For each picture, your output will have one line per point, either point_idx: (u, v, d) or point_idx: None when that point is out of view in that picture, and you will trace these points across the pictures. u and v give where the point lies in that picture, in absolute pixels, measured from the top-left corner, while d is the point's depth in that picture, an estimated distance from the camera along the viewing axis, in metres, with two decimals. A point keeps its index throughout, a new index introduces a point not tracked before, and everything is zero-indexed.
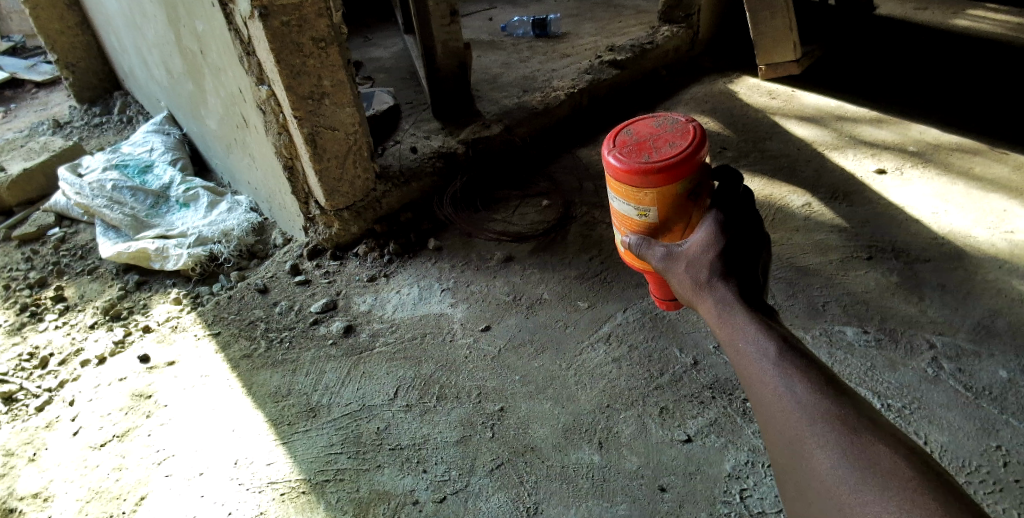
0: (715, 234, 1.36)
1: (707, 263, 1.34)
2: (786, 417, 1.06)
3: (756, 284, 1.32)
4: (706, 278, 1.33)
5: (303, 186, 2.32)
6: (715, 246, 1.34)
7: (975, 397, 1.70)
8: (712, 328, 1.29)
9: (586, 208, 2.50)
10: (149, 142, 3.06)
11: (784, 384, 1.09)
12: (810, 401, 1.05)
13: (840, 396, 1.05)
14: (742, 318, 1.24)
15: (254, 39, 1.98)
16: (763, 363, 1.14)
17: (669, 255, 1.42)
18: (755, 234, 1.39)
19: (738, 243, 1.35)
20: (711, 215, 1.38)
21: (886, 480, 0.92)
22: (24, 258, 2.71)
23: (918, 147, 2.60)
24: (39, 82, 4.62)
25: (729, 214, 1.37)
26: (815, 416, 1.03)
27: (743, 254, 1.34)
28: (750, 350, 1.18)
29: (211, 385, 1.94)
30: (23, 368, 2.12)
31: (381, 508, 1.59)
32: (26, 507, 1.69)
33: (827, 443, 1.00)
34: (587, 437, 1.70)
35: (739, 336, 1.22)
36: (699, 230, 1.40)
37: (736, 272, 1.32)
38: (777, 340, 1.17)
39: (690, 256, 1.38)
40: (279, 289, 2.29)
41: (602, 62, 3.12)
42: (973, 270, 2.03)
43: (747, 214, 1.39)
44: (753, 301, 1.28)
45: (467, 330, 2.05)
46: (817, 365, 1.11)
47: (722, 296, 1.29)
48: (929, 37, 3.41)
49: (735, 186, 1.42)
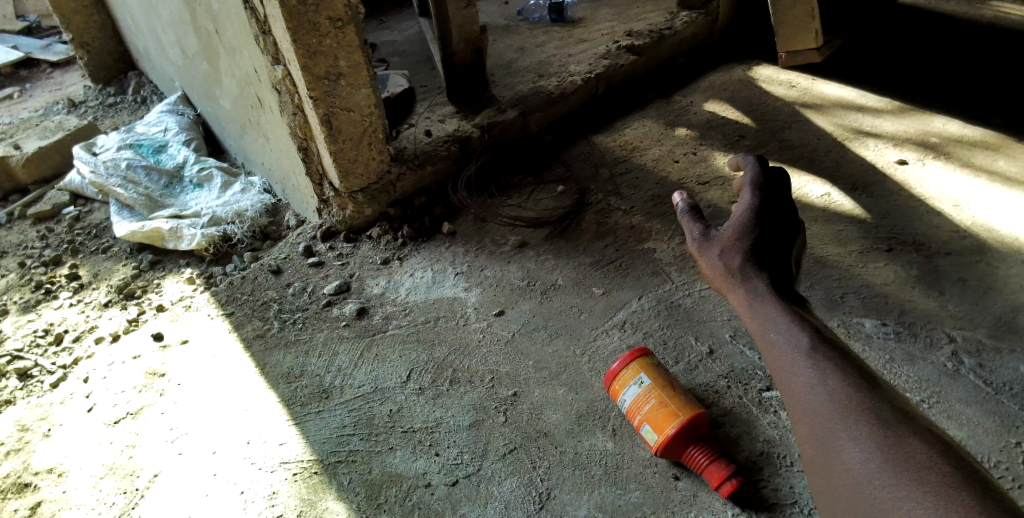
0: (750, 218, 1.35)
1: (741, 250, 1.31)
2: (817, 411, 1.05)
3: (789, 275, 1.30)
4: (739, 263, 1.30)
5: (317, 167, 2.30)
6: (748, 232, 1.32)
7: (994, 393, 1.68)
8: (742, 318, 1.27)
9: (602, 195, 2.48)
10: (163, 122, 3.05)
11: (817, 376, 1.09)
12: (844, 397, 1.04)
13: (873, 391, 1.04)
14: (775, 308, 1.22)
15: (270, 18, 1.96)
16: (794, 356, 1.13)
17: (703, 238, 1.39)
18: (790, 225, 1.37)
19: (772, 233, 1.33)
20: (746, 199, 1.37)
21: (918, 474, 0.90)
22: (38, 235, 2.72)
23: (941, 139, 2.55)
24: (53, 62, 4.63)
25: (765, 200, 1.36)
26: (848, 411, 1.02)
27: (775, 245, 1.32)
28: (781, 341, 1.17)
29: (224, 365, 1.94)
30: (37, 344, 2.13)
31: (393, 490, 1.59)
32: (40, 482, 1.70)
33: (858, 435, 0.99)
34: (601, 424, 1.69)
35: (770, 327, 1.20)
36: (733, 214, 1.38)
37: (768, 260, 1.29)
38: (810, 332, 1.16)
39: (723, 241, 1.35)
40: (292, 270, 2.29)
41: (619, 47, 3.07)
42: (995, 265, 2.00)
43: (783, 207, 1.38)
44: (786, 291, 1.26)
45: (480, 314, 2.04)
46: (849, 358, 1.11)
47: (754, 285, 1.27)
48: (953, 27, 3.34)
49: (775, 175, 1.41)
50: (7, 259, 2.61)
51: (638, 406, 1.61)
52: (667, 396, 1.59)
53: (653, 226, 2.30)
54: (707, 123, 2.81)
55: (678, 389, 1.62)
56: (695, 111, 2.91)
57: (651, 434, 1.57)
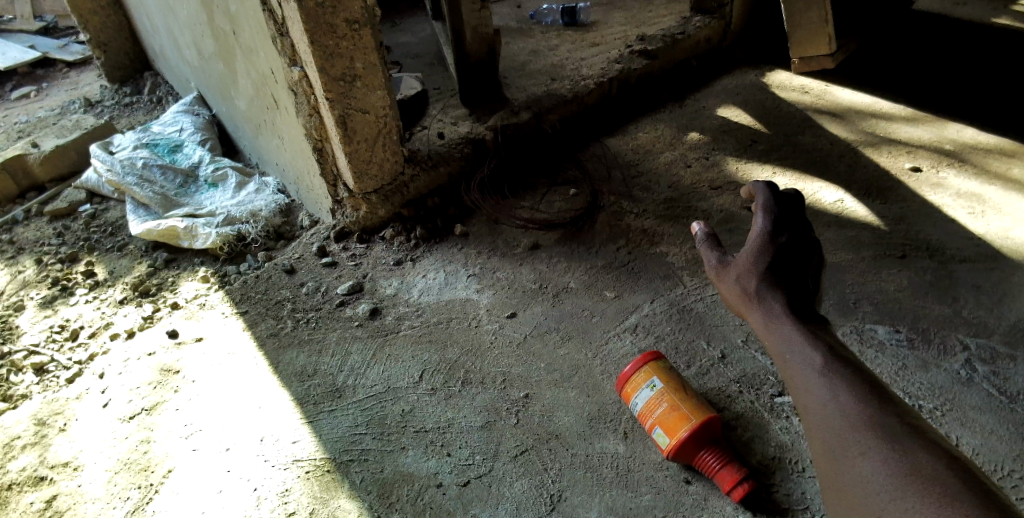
0: (764, 240, 1.30)
1: (756, 273, 1.28)
2: (829, 427, 1.06)
3: (806, 291, 1.27)
4: (755, 287, 1.27)
5: (332, 167, 2.32)
6: (763, 256, 1.29)
7: (1008, 401, 1.67)
8: (762, 340, 1.26)
9: (615, 198, 2.48)
10: (179, 122, 3.08)
11: (829, 393, 1.09)
12: (855, 412, 1.05)
13: (884, 406, 1.05)
14: (790, 328, 1.21)
15: (288, 20, 1.99)
16: (807, 374, 1.13)
17: (720, 264, 1.37)
18: (806, 246, 1.30)
19: (787, 254, 1.29)
20: (757, 224, 1.32)
21: (924, 487, 0.91)
22: (55, 233, 2.75)
23: (955, 146, 2.54)
24: (70, 62, 4.68)
25: (780, 223, 1.30)
26: (859, 426, 1.03)
27: (792, 267, 1.28)
28: (795, 360, 1.17)
29: (237, 362, 1.96)
30: (54, 340, 2.16)
31: (405, 489, 1.60)
32: (56, 476, 1.72)
33: (868, 450, 1.00)
34: (612, 427, 1.69)
35: (786, 346, 1.20)
36: (747, 236, 1.34)
37: (785, 281, 1.27)
38: (824, 349, 1.16)
39: (738, 265, 1.32)
40: (306, 270, 2.30)
41: (632, 51, 3.08)
42: (1010, 273, 1.99)
43: (798, 227, 1.31)
44: (802, 310, 1.24)
45: (492, 316, 2.05)
46: (862, 374, 1.11)
47: (771, 306, 1.25)
48: (969, 33, 3.32)
49: (788, 196, 1.35)
50: (24, 255, 2.65)
51: (650, 409, 1.61)
52: (679, 400, 1.59)
53: (666, 230, 2.30)
54: (720, 128, 2.81)
55: (690, 392, 1.62)
56: (708, 116, 2.91)
57: (663, 437, 1.57)
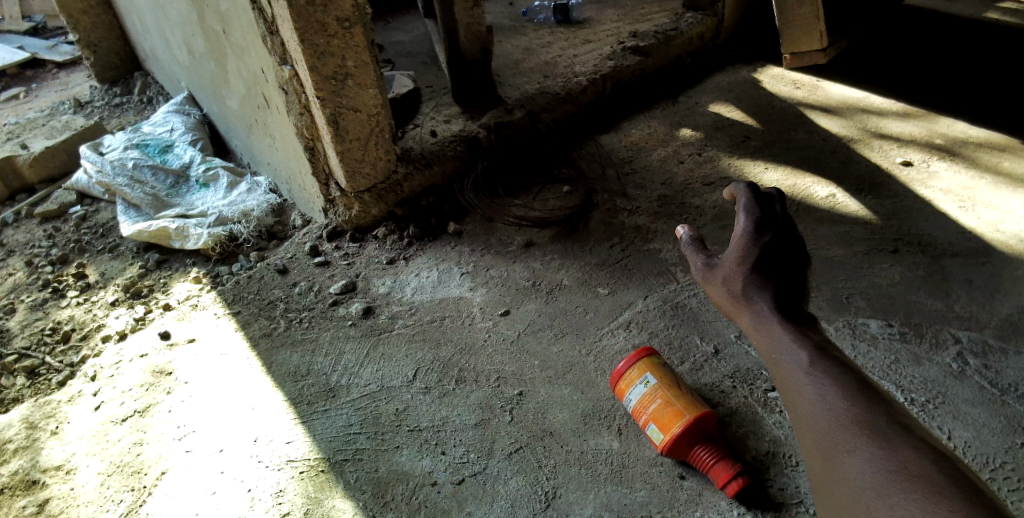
0: (748, 241, 1.30)
1: (743, 274, 1.28)
2: (818, 426, 1.06)
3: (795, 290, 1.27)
4: (742, 289, 1.27)
5: (323, 167, 2.31)
6: (749, 257, 1.29)
7: (1000, 393, 1.68)
8: (753, 342, 1.26)
9: (608, 195, 2.48)
10: (169, 122, 3.06)
11: (817, 392, 1.09)
12: (842, 411, 1.05)
13: (871, 404, 1.05)
14: (779, 328, 1.21)
15: (278, 18, 1.98)
16: (796, 374, 1.14)
17: (707, 267, 1.37)
18: (793, 245, 1.31)
19: (772, 253, 1.29)
20: (741, 224, 1.32)
21: (912, 484, 0.91)
22: (46, 234, 2.73)
23: (946, 140, 2.55)
24: (59, 62, 4.65)
25: (763, 222, 1.31)
26: (846, 423, 1.03)
27: (778, 266, 1.28)
28: (784, 360, 1.17)
29: (230, 363, 1.95)
30: (45, 342, 2.14)
31: (400, 488, 1.60)
32: (48, 479, 1.71)
33: (856, 447, 1.00)
34: (607, 423, 1.69)
35: (776, 348, 1.20)
36: (732, 238, 1.34)
37: (772, 280, 1.26)
38: (812, 349, 1.16)
39: (726, 267, 1.32)
40: (299, 270, 2.30)
41: (625, 48, 3.09)
42: (1001, 266, 1.99)
43: (783, 226, 1.32)
44: (791, 309, 1.24)
45: (486, 314, 2.04)
46: (850, 372, 1.11)
47: (760, 307, 1.24)
48: (961, 28, 3.33)
49: (769, 197, 1.36)
50: (14, 258, 2.63)
51: (644, 405, 1.61)
52: (672, 396, 1.60)
53: (659, 226, 2.30)
54: (712, 124, 2.82)
55: (684, 389, 1.63)
56: (701, 112, 2.91)
57: (656, 433, 1.57)
